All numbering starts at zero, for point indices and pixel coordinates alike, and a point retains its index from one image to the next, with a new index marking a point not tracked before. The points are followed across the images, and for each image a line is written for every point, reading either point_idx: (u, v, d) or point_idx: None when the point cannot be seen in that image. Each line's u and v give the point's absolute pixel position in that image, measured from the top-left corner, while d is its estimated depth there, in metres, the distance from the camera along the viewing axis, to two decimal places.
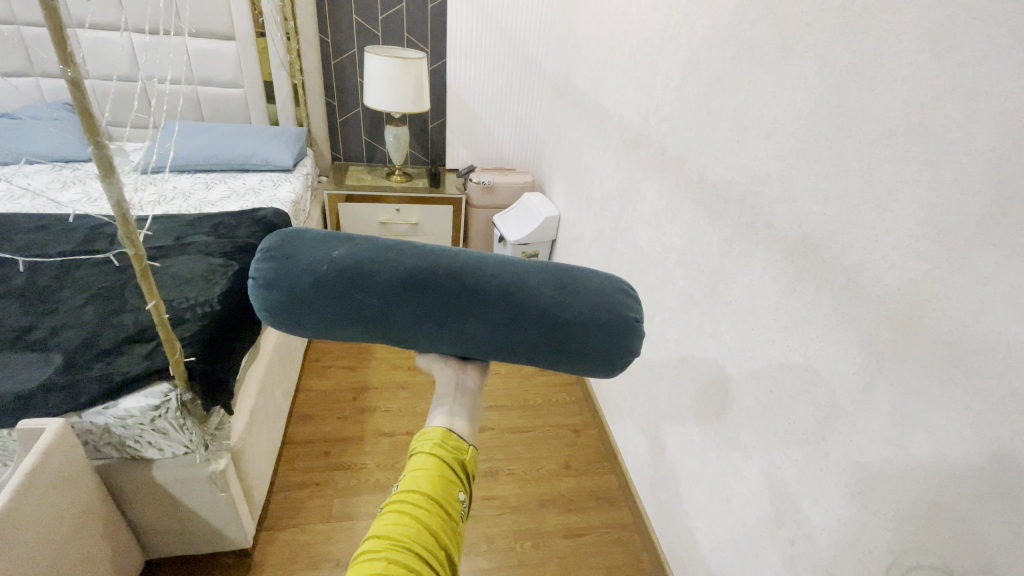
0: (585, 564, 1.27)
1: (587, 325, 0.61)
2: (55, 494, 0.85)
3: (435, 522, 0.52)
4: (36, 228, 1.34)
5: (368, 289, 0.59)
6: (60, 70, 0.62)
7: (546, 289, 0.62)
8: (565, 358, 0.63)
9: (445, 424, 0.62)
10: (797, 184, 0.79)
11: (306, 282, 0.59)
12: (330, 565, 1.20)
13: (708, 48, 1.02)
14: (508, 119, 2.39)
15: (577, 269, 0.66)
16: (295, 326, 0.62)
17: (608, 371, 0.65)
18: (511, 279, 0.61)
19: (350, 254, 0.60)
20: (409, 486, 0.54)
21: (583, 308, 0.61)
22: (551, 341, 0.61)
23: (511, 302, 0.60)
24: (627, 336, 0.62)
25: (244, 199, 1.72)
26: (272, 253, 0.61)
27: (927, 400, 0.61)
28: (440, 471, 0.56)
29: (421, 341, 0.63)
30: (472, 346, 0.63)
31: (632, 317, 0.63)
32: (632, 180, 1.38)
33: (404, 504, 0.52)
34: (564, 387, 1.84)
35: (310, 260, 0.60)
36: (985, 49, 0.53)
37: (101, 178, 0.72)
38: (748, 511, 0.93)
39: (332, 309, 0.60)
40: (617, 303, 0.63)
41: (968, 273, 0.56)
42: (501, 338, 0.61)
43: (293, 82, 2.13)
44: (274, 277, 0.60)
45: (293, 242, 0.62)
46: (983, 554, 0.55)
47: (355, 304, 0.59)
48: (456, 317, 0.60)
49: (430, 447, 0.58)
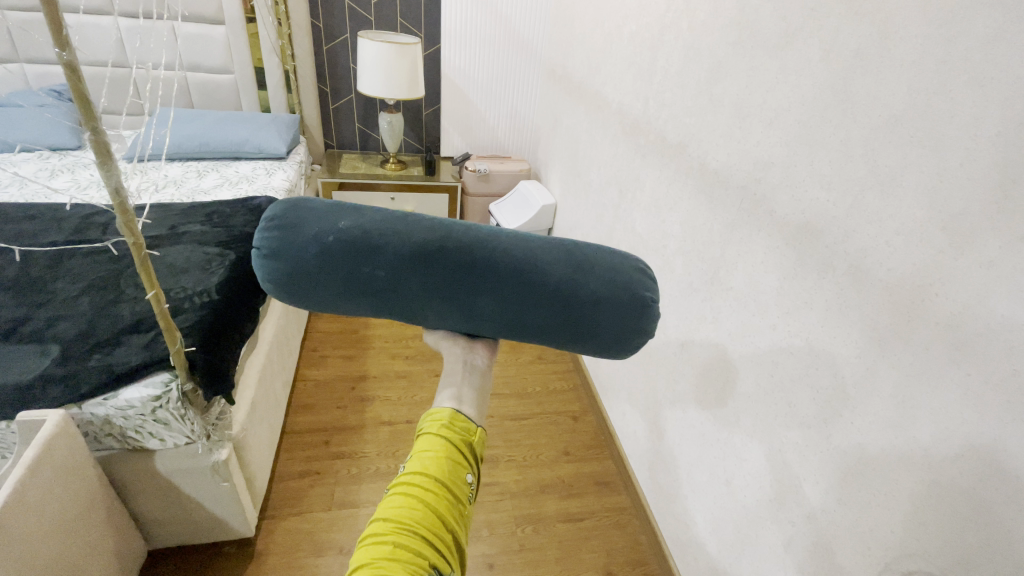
0: (585, 548, 1.29)
1: (603, 305, 0.61)
2: (57, 485, 0.84)
3: (442, 505, 0.52)
4: (25, 218, 1.32)
5: (377, 262, 0.59)
6: (55, 54, 0.60)
7: (561, 266, 0.62)
8: (578, 339, 0.64)
9: (453, 406, 0.61)
10: (800, 169, 0.79)
11: (312, 253, 0.59)
12: (333, 552, 1.21)
13: (710, 34, 1.01)
14: (503, 105, 2.36)
15: (594, 248, 0.66)
16: (298, 298, 0.62)
17: (622, 353, 0.66)
18: (524, 256, 0.61)
19: (358, 225, 0.60)
20: (415, 468, 0.53)
21: (600, 287, 0.62)
22: (565, 321, 0.62)
23: (525, 279, 0.60)
24: (643, 317, 0.63)
25: (238, 186, 1.69)
26: (277, 221, 0.60)
27: (928, 382, 0.62)
28: (447, 453, 0.55)
29: (430, 318, 0.63)
30: (482, 324, 0.63)
31: (648, 297, 0.63)
32: (632, 167, 1.37)
33: (410, 486, 0.52)
34: (563, 375, 1.85)
35: (316, 230, 0.59)
36: (991, 35, 0.54)
37: (98, 164, 0.71)
38: (748, 493, 0.95)
39: (338, 282, 0.59)
40: (634, 281, 0.63)
41: (972, 256, 0.57)
42: (513, 316, 0.61)
43: (284, 68, 2.09)
44: (279, 246, 0.59)
45: (299, 212, 0.61)
46: (984, 531, 0.57)
47: (362, 277, 0.59)
48: (466, 294, 0.60)
49: (438, 429, 0.57)
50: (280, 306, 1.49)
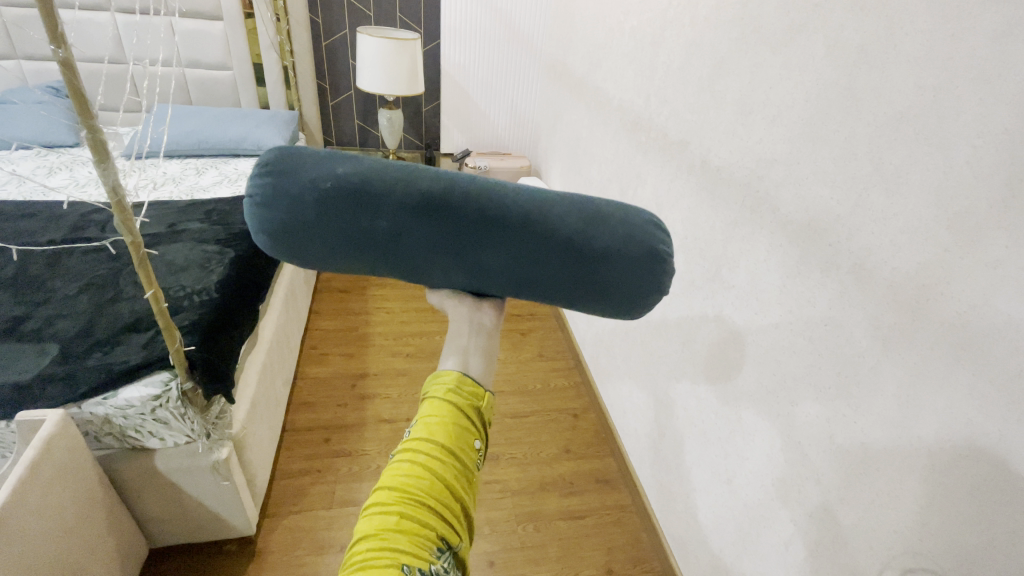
0: (585, 546, 1.29)
1: (615, 258, 0.61)
2: (57, 485, 0.84)
3: (450, 474, 0.48)
4: (24, 216, 1.31)
5: (379, 212, 0.58)
6: (51, 51, 0.60)
7: (572, 218, 0.61)
8: (590, 296, 0.63)
9: (459, 368, 0.57)
10: (803, 167, 0.79)
11: (309, 200, 0.57)
12: (333, 549, 1.21)
13: (712, 30, 1.00)
14: (503, 102, 2.35)
15: (606, 201, 0.65)
16: (294, 250, 0.61)
17: (637, 311, 0.66)
18: (533, 208, 0.60)
19: (357, 172, 0.58)
20: (421, 434, 0.50)
21: (613, 240, 0.61)
22: (576, 276, 0.62)
23: (535, 232, 0.60)
24: (657, 272, 0.62)
25: (236, 184, 1.69)
26: (271, 167, 0.59)
27: (934, 381, 0.61)
28: (455, 419, 0.51)
29: (435, 274, 0.63)
30: (489, 280, 0.62)
31: (664, 250, 0.63)
32: (632, 164, 1.37)
33: (416, 454, 0.49)
34: (564, 372, 1.85)
35: (313, 176, 0.58)
36: (999, 31, 0.53)
37: (95, 162, 0.71)
38: (749, 492, 0.95)
39: (338, 232, 0.58)
40: (648, 235, 0.62)
41: (978, 255, 0.56)
42: (522, 270, 0.61)
43: (283, 65, 2.07)
44: (273, 193, 0.57)
45: (293, 158, 0.59)
46: (986, 532, 0.57)
47: (362, 226, 0.58)
48: (473, 248, 0.59)
49: (444, 393, 0.53)
50: (279, 305, 1.49)
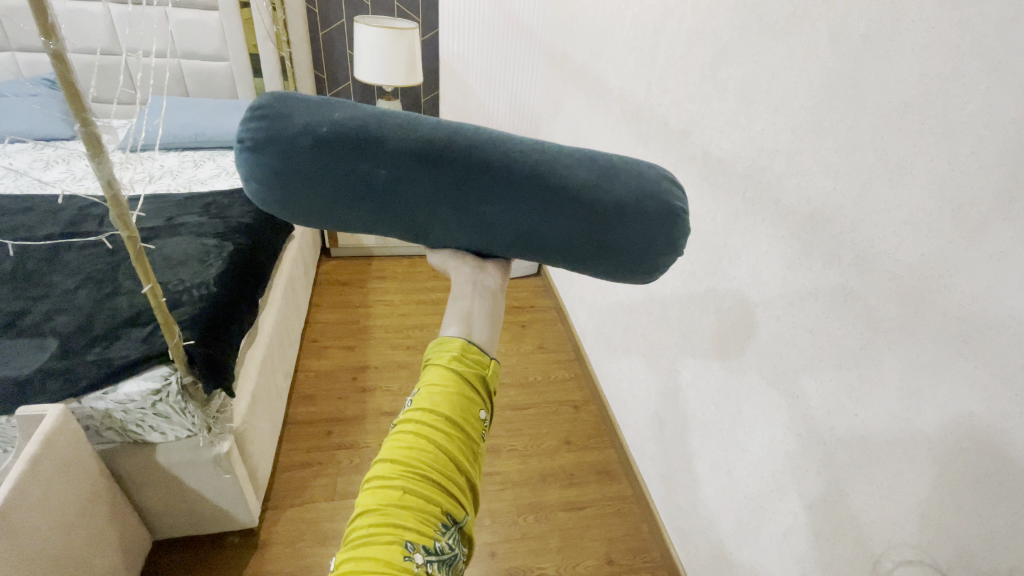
0: (585, 536, 1.30)
1: (626, 213, 0.61)
2: (60, 478, 0.84)
3: (455, 447, 0.48)
4: (21, 210, 1.31)
5: (377, 158, 0.57)
6: (41, 43, 0.59)
7: (581, 172, 0.61)
8: (599, 253, 0.63)
9: (464, 335, 0.56)
10: (807, 157, 0.77)
11: (305, 145, 0.56)
12: (336, 540, 1.22)
13: (715, 17, 0.98)
14: (502, 93, 2.25)
15: (617, 158, 0.65)
16: (288, 202, 0.60)
17: (651, 271, 0.66)
18: (539, 160, 0.60)
19: (353, 117, 0.58)
20: (425, 405, 0.49)
21: (623, 194, 0.61)
22: (586, 232, 0.61)
23: (541, 184, 0.59)
24: (670, 228, 0.62)
25: (234, 176, 1.68)
26: (264, 112, 0.58)
27: (936, 373, 0.61)
28: (459, 390, 0.50)
29: (435, 229, 0.62)
30: (493, 236, 0.62)
31: (676, 206, 0.63)
32: (633, 155, 1.36)
33: (420, 426, 0.48)
34: (564, 363, 1.85)
35: (308, 121, 0.57)
36: (1007, 17, 0.52)
37: (90, 156, 0.70)
38: (748, 483, 0.96)
39: (334, 179, 0.58)
40: (661, 191, 0.62)
41: (982, 247, 0.56)
42: (528, 225, 0.61)
43: (280, 56, 2.02)
44: (266, 137, 0.57)
45: (286, 104, 0.58)
46: (985, 524, 0.57)
47: (360, 173, 0.57)
48: (476, 200, 0.59)
49: (448, 362, 0.52)
50: (279, 297, 1.49)
